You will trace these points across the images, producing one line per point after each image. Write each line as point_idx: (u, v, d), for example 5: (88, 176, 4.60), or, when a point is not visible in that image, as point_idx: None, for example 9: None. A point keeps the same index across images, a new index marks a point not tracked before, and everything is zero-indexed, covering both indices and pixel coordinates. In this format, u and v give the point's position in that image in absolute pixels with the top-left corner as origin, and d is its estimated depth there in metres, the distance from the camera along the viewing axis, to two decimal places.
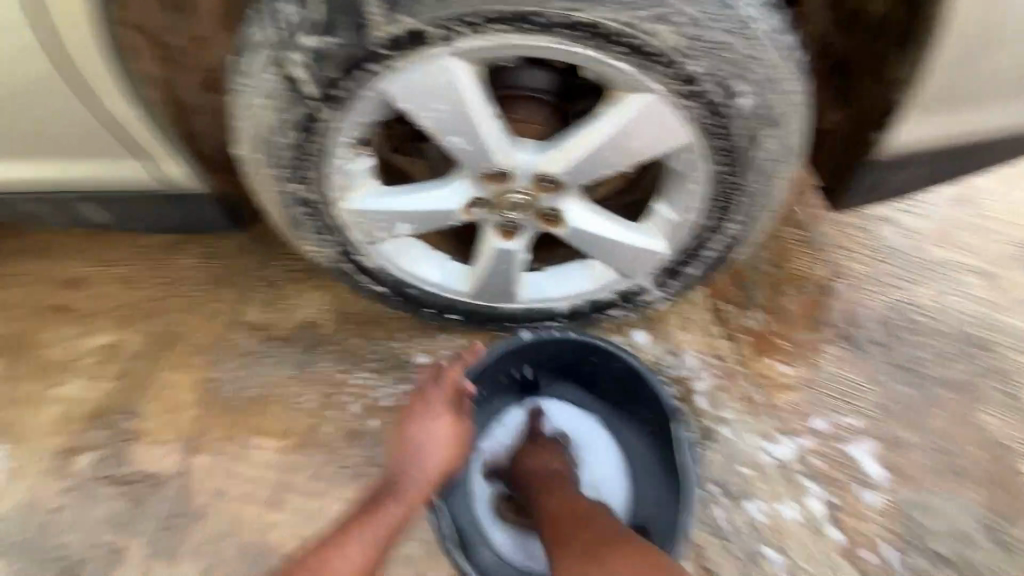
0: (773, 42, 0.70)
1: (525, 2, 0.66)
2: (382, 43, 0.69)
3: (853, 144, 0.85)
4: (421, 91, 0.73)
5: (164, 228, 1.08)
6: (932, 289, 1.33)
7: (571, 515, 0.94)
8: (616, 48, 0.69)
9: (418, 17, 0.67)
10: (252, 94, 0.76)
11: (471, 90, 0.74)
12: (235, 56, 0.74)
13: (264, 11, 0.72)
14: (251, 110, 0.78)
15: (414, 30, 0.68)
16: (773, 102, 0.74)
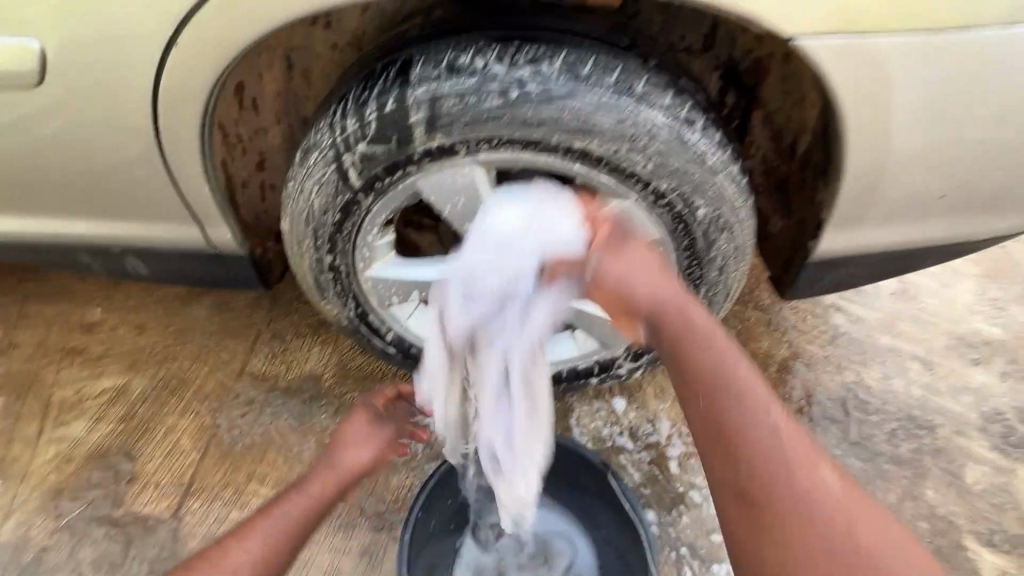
0: (724, 171, 0.89)
1: (533, 134, 0.84)
2: (419, 154, 0.87)
3: (794, 247, 1.03)
4: (446, 186, 0.90)
5: (198, 283, 1.20)
6: (879, 372, 1.49)
7: (708, 432, 0.72)
8: (601, 169, 0.88)
9: (448, 137, 0.85)
10: (308, 182, 0.93)
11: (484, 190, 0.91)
12: (298, 153, 0.92)
13: (326, 122, 0.90)
14: (304, 194, 0.95)
15: (443, 146, 0.87)
16: (726, 214, 0.92)
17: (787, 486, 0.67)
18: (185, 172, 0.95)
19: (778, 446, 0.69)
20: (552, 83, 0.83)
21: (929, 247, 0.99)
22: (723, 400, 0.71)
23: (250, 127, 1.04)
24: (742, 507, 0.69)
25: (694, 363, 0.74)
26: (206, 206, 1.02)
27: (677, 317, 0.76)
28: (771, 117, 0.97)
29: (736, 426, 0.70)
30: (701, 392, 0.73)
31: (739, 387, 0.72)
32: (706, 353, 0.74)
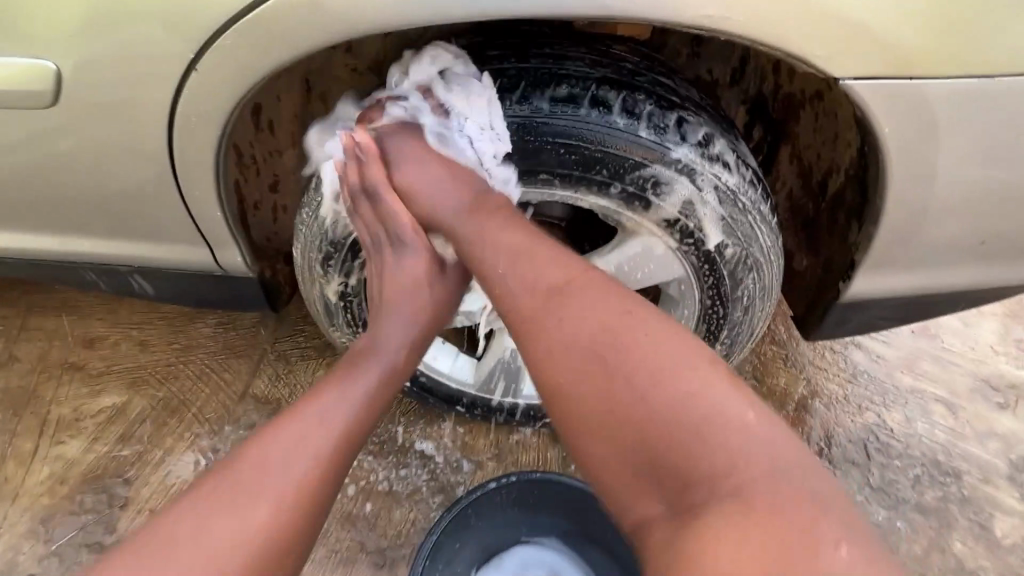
0: (754, 210, 0.86)
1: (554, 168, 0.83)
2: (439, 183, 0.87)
3: (821, 287, 0.99)
4: None
5: (204, 304, 1.17)
6: (901, 414, 1.44)
7: (585, 349, 0.69)
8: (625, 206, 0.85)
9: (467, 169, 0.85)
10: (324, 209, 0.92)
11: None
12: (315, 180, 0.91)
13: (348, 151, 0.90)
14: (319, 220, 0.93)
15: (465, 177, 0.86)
16: (754, 253, 0.89)
17: (672, 414, 0.62)
18: (197, 193, 0.92)
19: (682, 377, 0.64)
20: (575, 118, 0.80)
21: (963, 292, 0.95)
22: (631, 333, 0.68)
23: (265, 149, 1.02)
24: (617, 427, 0.64)
25: (540, 283, 0.74)
26: (216, 229, 0.99)
27: (518, 256, 0.77)
28: (799, 153, 0.95)
29: (602, 344, 0.68)
30: (566, 305, 0.72)
31: (629, 319, 0.69)
32: (490, 230, 0.81)
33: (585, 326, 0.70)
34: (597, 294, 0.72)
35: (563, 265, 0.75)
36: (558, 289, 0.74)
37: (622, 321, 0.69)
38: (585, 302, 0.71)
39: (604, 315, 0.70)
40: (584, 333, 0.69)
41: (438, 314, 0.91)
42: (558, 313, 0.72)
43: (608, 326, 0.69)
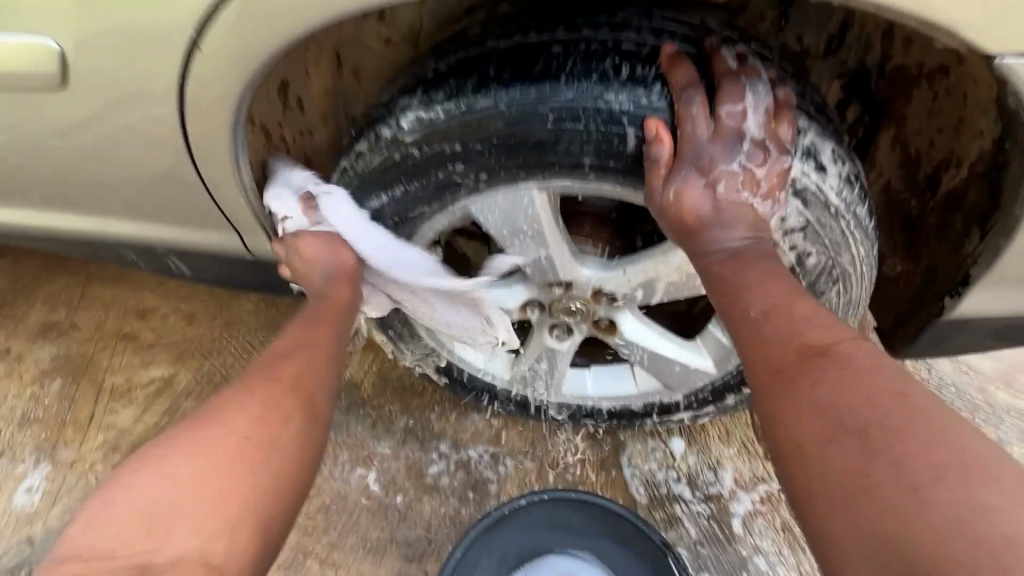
0: (848, 213, 0.66)
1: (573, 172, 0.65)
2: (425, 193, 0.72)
3: (919, 299, 0.84)
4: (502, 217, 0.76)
5: (239, 286, 1.15)
6: (994, 435, 1.27)
7: (804, 408, 0.52)
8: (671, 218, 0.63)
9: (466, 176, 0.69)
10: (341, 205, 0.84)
11: (545, 217, 0.76)
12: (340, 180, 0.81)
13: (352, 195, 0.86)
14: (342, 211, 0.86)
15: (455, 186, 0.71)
16: (841, 264, 0.70)
17: (940, 497, 0.42)
18: (216, 176, 0.87)
19: (940, 442, 0.45)
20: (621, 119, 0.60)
21: None
22: (810, 379, 0.53)
23: (295, 128, 0.96)
24: (867, 516, 0.44)
25: (779, 340, 0.57)
26: (241, 215, 0.94)
27: (756, 291, 0.60)
28: (906, 139, 0.79)
29: (848, 404, 0.50)
30: (802, 366, 0.54)
31: (866, 365, 0.52)
32: (753, 269, 0.62)
33: (790, 385, 0.54)
34: (781, 342, 0.57)
35: (775, 298, 0.59)
36: (799, 357, 0.55)
37: (843, 374, 0.52)
38: (840, 359, 0.53)
39: (819, 362, 0.53)
40: (809, 391, 0.52)
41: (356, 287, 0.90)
42: (774, 392, 0.55)
43: (852, 383, 0.51)
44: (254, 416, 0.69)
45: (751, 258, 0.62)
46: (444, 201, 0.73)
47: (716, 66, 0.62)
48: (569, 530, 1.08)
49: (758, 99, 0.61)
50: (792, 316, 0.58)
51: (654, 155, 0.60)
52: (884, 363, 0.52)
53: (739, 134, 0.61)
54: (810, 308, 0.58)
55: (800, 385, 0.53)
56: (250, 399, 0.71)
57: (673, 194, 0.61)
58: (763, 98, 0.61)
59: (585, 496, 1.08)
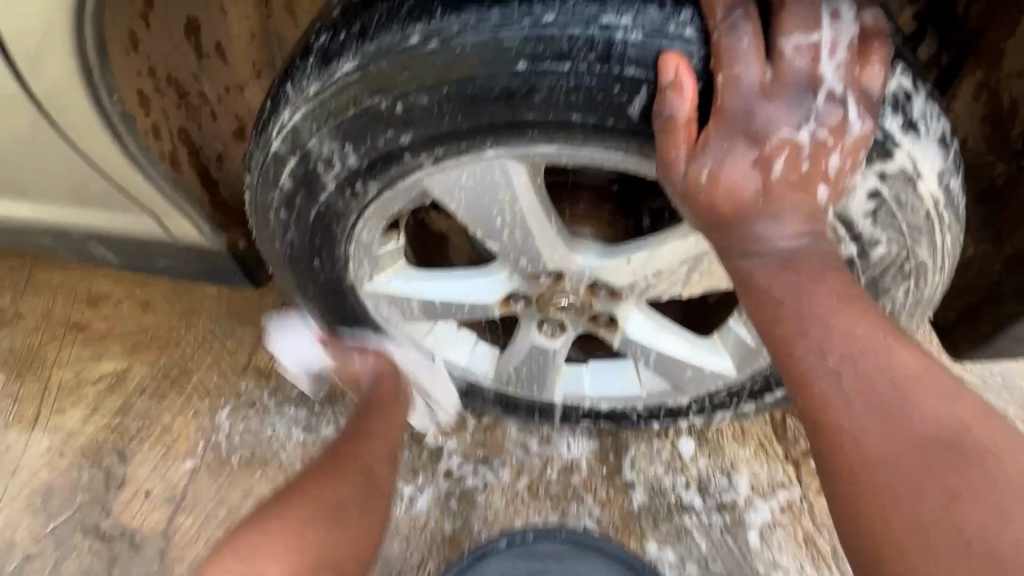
0: (938, 189, 0.48)
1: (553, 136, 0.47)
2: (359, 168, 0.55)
3: (996, 297, 0.69)
4: (468, 191, 0.57)
5: (176, 275, 0.98)
6: None
7: (928, 529, 0.37)
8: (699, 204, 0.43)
9: (406, 145, 0.51)
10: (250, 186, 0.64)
11: (528, 197, 0.58)
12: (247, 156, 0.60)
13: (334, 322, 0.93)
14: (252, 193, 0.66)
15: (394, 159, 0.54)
16: (915, 256, 0.53)
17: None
18: (93, 144, 0.70)
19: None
20: (615, 52, 0.41)
21: None
22: (939, 481, 0.38)
23: (218, 83, 0.77)
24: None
25: (883, 417, 0.40)
26: (146, 194, 0.78)
27: (832, 329, 0.43)
28: (998, 83, 0.61)
29: (1000, 530, 0.35)
30: (921, 462, 0.38)
31: (1003, 458, 0.38)
32: (832, 300, 0.44)
33: (898, 481, 0.39)
34: (890, 422, 0.40)
35: (876, 346, 0.42)
36: (917, 449, 0.39)
37: (969, 475, 0.37)
38: (963, 450, 0.38)
39: (950, 459, 0.38)
40: (943, 505, 0.37)
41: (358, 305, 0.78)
42: (872, 495, 0.39)
43: (999, 494, 0.36)
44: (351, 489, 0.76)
45: (827, 281, 0.44)
46: (385, 176, 0.56)
47: None
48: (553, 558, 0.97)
49: (839, 29, 0.39)
50: (897, 379, 0.41)
51: (668, 113, 0.41)
52: (1014, 451, 0.38)
53: (811, 82, 0.39)
54: (920, 362, 0.42)
55: (925, 490, 0.38)
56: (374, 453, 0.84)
57: (705, 175, 0.42)
58: (851, 25, 0.39)
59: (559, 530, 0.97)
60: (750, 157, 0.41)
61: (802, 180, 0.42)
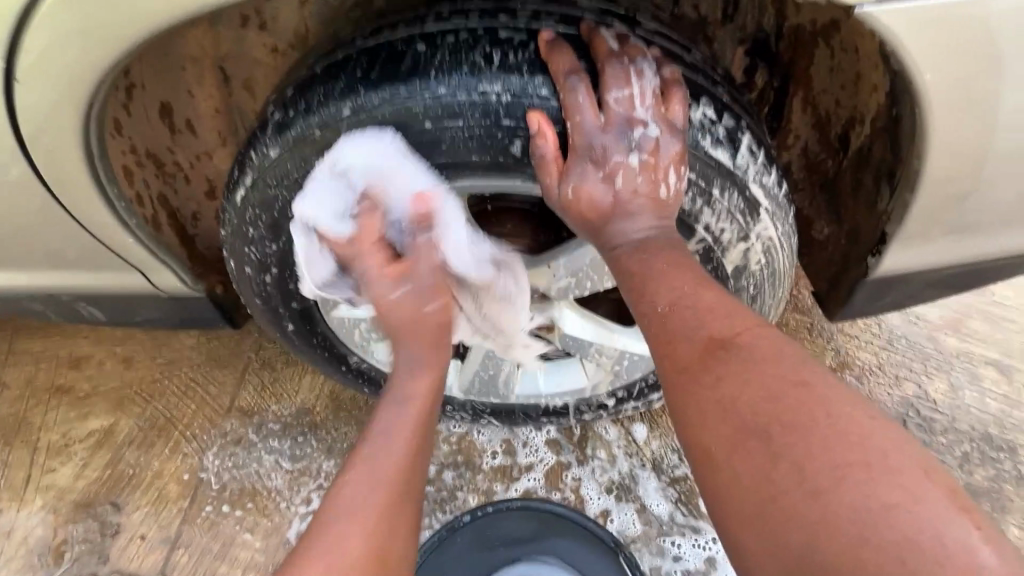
0: (759, 189, 0.64)
1: (464, 173, 0.61)
2: (315, 212, 0.68)
3: (847, 262, 0.83)
4: None
5: (161, 325, 1.07)
6: (946, 382, 1.28)
7: (708, 413, 0.49)
8: (572, 213, 0.60)
9: (351, 189, 0.64)
10: (226, 237, 0.77)
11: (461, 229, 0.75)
12: (221, 215, 0.73)
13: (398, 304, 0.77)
14: (228, 243, 0.78)
15: None
16: (761, 236, 0.70)
17: (840, 496, 0.41)
18: (94, 217, 0.80)
19: (840, 436, 0.43)
20: (492, 113, 0.56)
21: (1004, 261, 0.80)
22: (715, 374, 0.50)
23: (189, 153, 0.90)
24: (774, 517, 0.43)
25: (683, 337, 0.53)
26: (136, 254, 0.88)
27: (656, 282, 0.56)
28: (815, 100, 0.77)
29: (749, 401, 0.47)
30: (709, 363, 0.51)
31: (765, 355, 0.49)
32: (662, 267, 0.57)
33: (706, 385, 0.50)
34: (686, 340, 0.53)
35: (681, 289, 0.55)
36: (703, 354, 0.51)
37: (744, 369, 0.49)
38: (741, 352, 0.50)
39: (723, 357, 0.50)
40: (713, 388, 0.49)
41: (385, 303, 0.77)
42: (676, 389, 0.53)
43: (753, 379, 0.48)
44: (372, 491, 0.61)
45: (661, 256, 0.58)
46: None
47: (597, 49, 0.56)
48: (513, 537, 1.09)
49: (644, 82, 0.56)
50: (702, 309, 0.54)
51: (538, 152, 0.57)
52: (783, 353, 0.49)
53: (628, 121, 0.56)
54: (717, 300, 0.54)
55: (706, 379, 0.50)
56: (413, 375, 0.73)
57: (571, 190, 0.58)
58: (651, 80, 0.56)
59: (530, 503, 1.10)
60: (597, 177, 0.58)
61: (646, 188, 0.58)
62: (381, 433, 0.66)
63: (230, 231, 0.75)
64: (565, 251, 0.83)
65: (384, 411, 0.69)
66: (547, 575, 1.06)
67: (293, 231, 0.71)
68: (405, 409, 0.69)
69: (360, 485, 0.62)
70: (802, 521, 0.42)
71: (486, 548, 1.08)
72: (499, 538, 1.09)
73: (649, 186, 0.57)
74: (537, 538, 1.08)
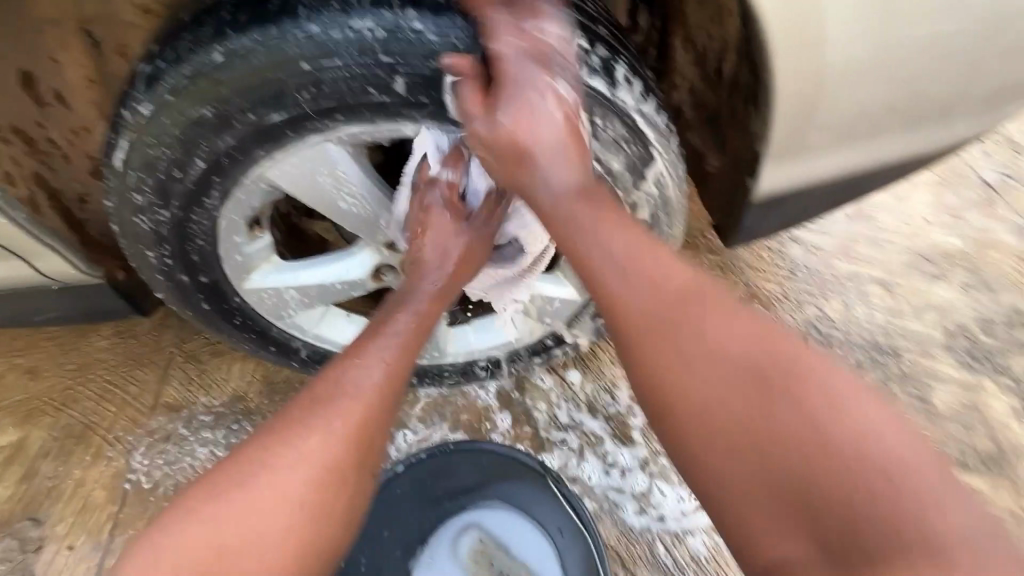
0: (640, 117, 0.68)
1: (351, 113, 0.61)
2: (205, 167, 0.66)
3: (735, 190, 0.89)
4: (297, 172, 0.70)
5: (59, 320, 1.00)
6: (840, 302, 1.41)
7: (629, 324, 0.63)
8: (490, 145, 0.67)
9: (236, 140, 0.63)
10: (112, 207, 0.73)
11: (363, 178, 0.74)
12: (104, 183, 0.70)
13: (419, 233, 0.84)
14: (117, 214, 0.74)
15: (233, 157, 0.65)
16: (649, 165, 0.74)
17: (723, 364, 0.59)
18: None
19: (718, 320, 0.60)
20: (366, 51, 0.56)
21: (867, 173, 0.89)
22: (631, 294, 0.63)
23: (62, 129, 0.83)
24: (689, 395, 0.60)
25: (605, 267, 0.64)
26: None
27: (583, 225, 0.65)
28: (693, 36, 0.82)
29: (656, 308, 0.62)
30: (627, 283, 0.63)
31: (664, 267, 0.63)
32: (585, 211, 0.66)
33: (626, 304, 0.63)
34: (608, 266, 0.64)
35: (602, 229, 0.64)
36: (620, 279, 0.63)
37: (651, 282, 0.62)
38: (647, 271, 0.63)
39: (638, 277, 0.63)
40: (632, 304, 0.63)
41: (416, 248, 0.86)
42: (637, 362, 0.63)
43: (655, 290, 0.62)
44: (303, 465, 0.66)
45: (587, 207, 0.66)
46: (231, 172, 0.67)
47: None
48: (456, 486, 1.08)
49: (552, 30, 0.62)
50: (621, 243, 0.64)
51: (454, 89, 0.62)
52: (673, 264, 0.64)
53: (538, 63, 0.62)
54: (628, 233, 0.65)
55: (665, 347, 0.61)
56: (379, 340, 0.77)
57: (487, 128, 0.65)
58: (556, 27, 0.62)
59: (478, 446, 1.09)
60: (513, 116, 0.65)
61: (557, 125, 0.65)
62: (310, 420, 0.68)
63: (117, 200, 0.72)
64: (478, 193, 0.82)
65: (319, 395, 0.71)
66: (494, 518, 1.08)
67: (184, 192, 0.69)
68: (343, 405, 0.70)
69: (278, 466, 0.65)
70: (759, 466, 0.56)
71: (429, 498, 1.08)
72: (442, 488, 1.08)
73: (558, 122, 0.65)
74: (478, 483, 1.08)
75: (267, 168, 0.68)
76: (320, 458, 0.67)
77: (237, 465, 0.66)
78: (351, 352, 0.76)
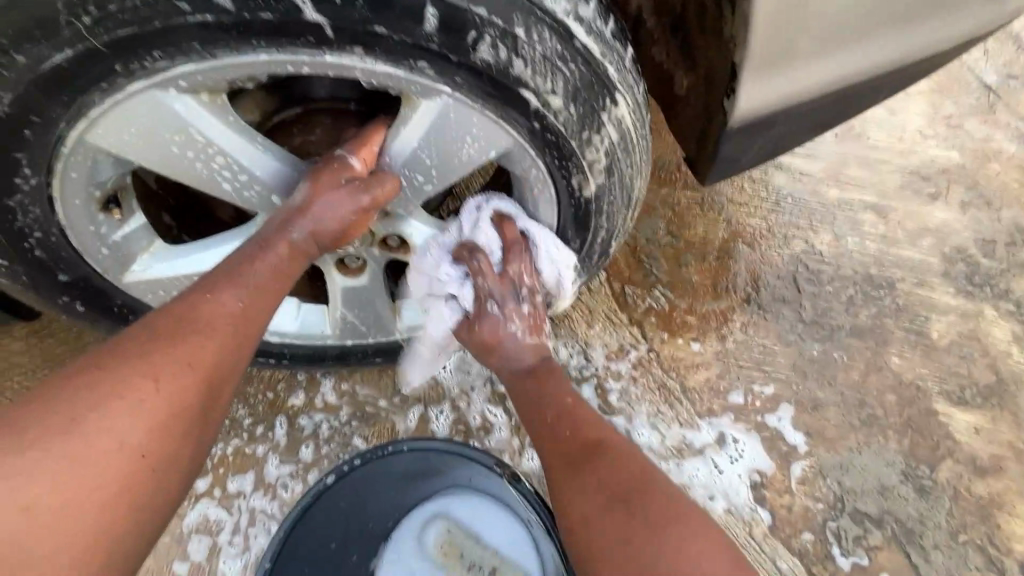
0: (574, 23, 0.54)
1: (163, 37, 0.49)
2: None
3: (708, 113, 0.72)
4: (135, 129, 0.56)
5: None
6: (829, 233, 1.29)
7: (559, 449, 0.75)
8: (373, 76, 0.54)
9: (23, 75, 0.50)
10: None
11: (234, 142, 0.60)
12: None
13: (355, 192, 0.66)
14: None
15: (26, 101, 0.52)
16: (596, 88, 0.59)
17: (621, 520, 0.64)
18: None
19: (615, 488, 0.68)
20: None
21: (864, 87, 0.74)
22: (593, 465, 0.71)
23: None
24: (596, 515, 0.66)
25: (555, 429, 0.77)
26: None
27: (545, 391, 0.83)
28: None
29: (574, 466, 0.72)
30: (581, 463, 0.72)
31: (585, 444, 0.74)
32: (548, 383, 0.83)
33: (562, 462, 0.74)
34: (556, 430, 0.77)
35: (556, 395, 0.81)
36: (576, 455, 0.73)
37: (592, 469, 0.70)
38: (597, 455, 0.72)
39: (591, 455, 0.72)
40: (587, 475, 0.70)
41: (318, 207, 0.65)
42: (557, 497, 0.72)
43: (578, 459, 0.72)
44: (163, 395, 0.56)
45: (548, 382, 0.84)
46: (35, 123, 0.54)
47: None
48: (421, 472, 0.97)
49: None
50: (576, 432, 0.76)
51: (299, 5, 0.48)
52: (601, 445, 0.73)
53: None
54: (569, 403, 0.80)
55: (545, 385, 0.83)
56: (227, 290, 0.63)
57: (364, 53, 0.52)
58: None
59: (434, 444, 0.95)
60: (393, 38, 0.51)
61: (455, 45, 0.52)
62: (123, 395, 0.55)
63: None
64: (401, 135, 0.64)
65: (137, 359, 0.56)
66: (463, 506, 0.98)
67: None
68: (202, 337, 0.60)
69: (75, 450, 0.52)
70: (591, 512, 0.67)
71: (393, 477, 0.97)
72: (408, 472, 0.97)
73: (454, 42, 0.51)
74: (447, 473, 0.97)
75: (89, 122, 0.55)
76: (134, 443, 0.54)
77: (45, 428, 0.52)
78: (203, 282, 0.63)
